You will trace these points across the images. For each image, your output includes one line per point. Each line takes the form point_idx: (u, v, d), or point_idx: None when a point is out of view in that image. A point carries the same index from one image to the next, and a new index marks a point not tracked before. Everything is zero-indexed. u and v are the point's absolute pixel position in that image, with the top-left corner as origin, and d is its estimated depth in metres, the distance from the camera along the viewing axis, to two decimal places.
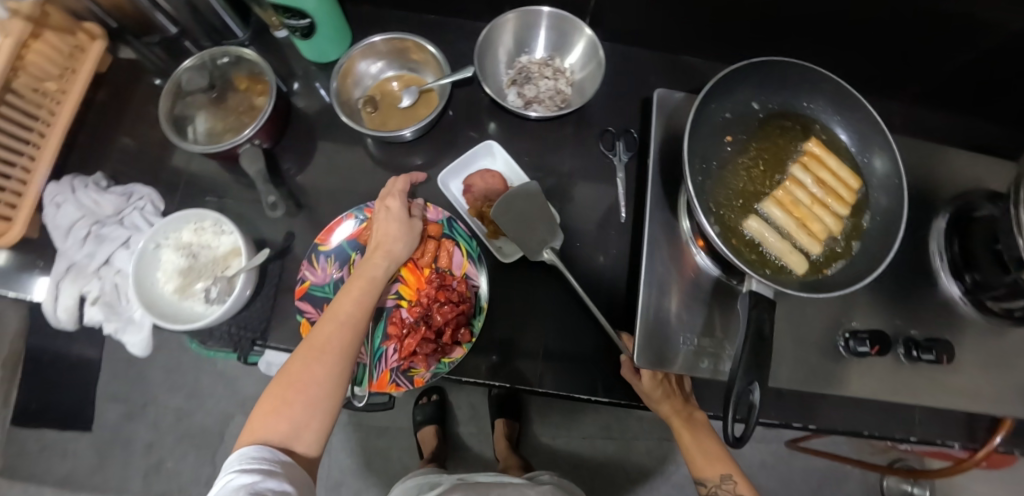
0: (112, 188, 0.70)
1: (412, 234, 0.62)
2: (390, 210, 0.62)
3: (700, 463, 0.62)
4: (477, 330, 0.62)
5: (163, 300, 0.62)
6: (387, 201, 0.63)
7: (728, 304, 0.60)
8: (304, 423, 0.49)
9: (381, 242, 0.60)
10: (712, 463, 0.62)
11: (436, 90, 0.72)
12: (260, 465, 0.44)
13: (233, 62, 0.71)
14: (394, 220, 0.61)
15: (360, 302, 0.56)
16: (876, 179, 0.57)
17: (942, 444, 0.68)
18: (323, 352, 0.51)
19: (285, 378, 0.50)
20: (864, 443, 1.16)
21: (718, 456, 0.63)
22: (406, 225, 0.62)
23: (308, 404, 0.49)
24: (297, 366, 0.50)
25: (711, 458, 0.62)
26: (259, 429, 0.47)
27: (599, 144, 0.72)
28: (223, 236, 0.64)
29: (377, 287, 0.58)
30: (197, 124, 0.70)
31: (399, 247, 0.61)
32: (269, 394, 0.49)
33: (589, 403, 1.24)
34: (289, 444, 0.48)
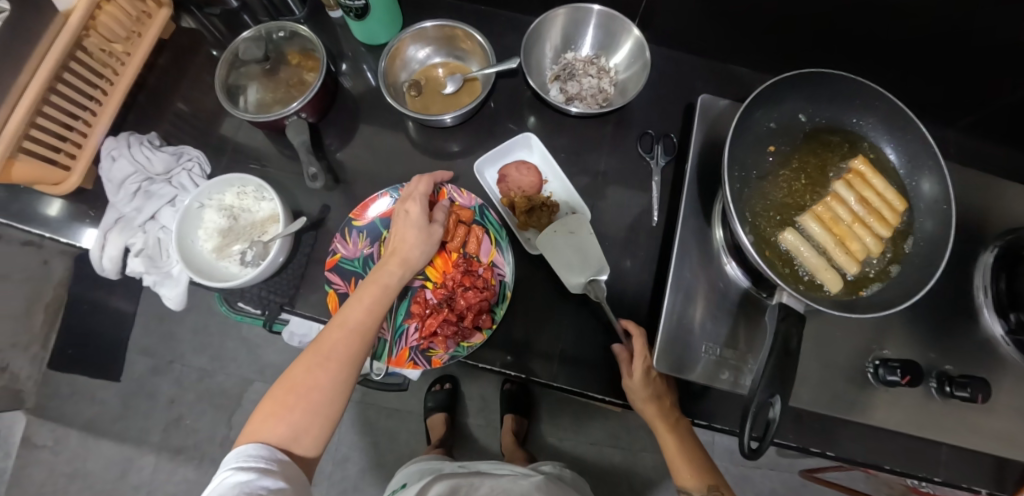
0: (164, 148, 0.74)
1: (431, 244, 0.61)
2: (410, 215, 0.62)
3: (683, 472, 0.62)
4: (498, 317, 0.63)
5: (202, 258, 0.65)
6: (407, 208, 0.62)
7: (755, 316, 0.59)
8: (304, 428, 0.51)
9: (399, 248, 0.60)
10: (696, 471, 0.62)
11: (480, 80, 0.73)
12: (257, 464, 0.47)
13: (288, 38, 0.74)
14: (413, 227, 0.61)
15: (371, 309, 0.56)
16: (923, 203, 0.55)
17: (969, 490, 0.65)
18: (328, 359, 0.53)
19: (289, 382, 0.52)
20: (882, 482, 1.12)
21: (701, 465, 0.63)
22: (424, 234, 0.61)
23: (308, 410, 0.51)
24: (301, 372, 0.52)
25: (694, 468, 0.62)
26: (259, 430, 0.49)
27: (638, 146, 0.72)
28: (263, 202, 0.66)
29: (391, 293, 0.58)
30: (249, 94, 0.72)
31: (415, 254, 0.60)
32: (273, 395, 0.52)
33: (599, 409, 1.23)
34: (289, 446, 0.50)
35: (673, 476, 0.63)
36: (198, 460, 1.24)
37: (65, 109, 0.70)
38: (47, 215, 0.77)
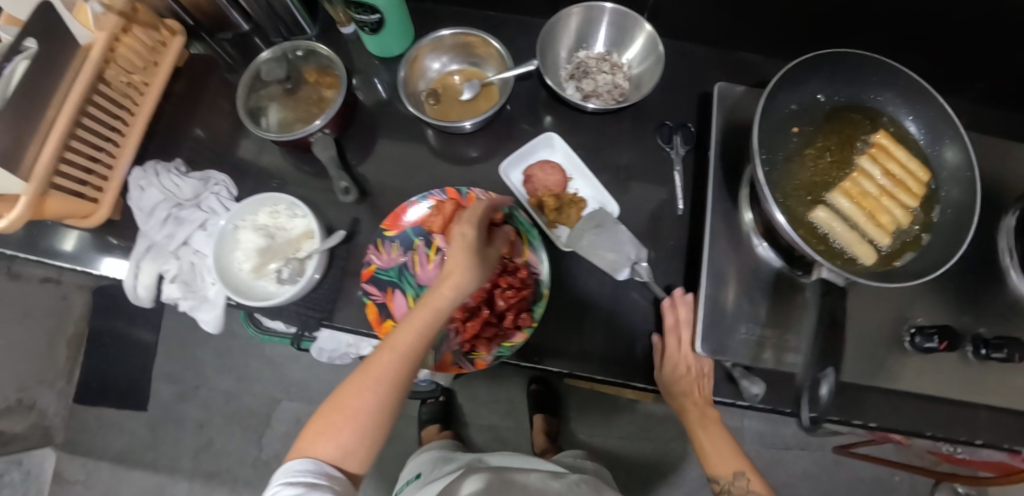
0: (190, 174, 0.75)
1: (482, 270, 0.57)
2: (464, 238, 0.57)
3: (714, 461, 0.64)
4: (538, 315, 0.64)
5: (241, 279, 0.66)
6: (460, 232, 0.57)
7: (791, 294, 0.60)
8: (352, 449, 0.51)
9: (451, 273, 0.55)
10: (726, 463, 0.63)
11: (496, 85, 0.74)
12: (310, 476, 0.48)
13: (305, 56, 0.75)
14: (466, 251, 0.56)
15: (419, 336, 0.54)
16: (945, 171, 0.57)
17: (1008, 452, 0.66)
18: (378, 380, 0.52)
19: (338, 404, 0.52)
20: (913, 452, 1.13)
21: (731, 453, 0.64)
22: (476, 261, 0.56)
23: (356, 430, 0.51)
24: (349, 396, 0.52)
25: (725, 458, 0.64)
26: (310, 447, 0.50)
27: (657, 137, 0.73)
28: (296, 219, 0.67)
29: (440, 318, 0.55)
30: (270, 115, 0.73)
31: (467, 280, 0.55)
32: (321, 417, 0.52)
33: (626, 402, 1.24)
34: (342, 465, 0.50)
35: (706, 466, 0.65)
36: (231, 484, 1.24)
37: (91, 142, 0.71)
38: (61, 249, 0.78)
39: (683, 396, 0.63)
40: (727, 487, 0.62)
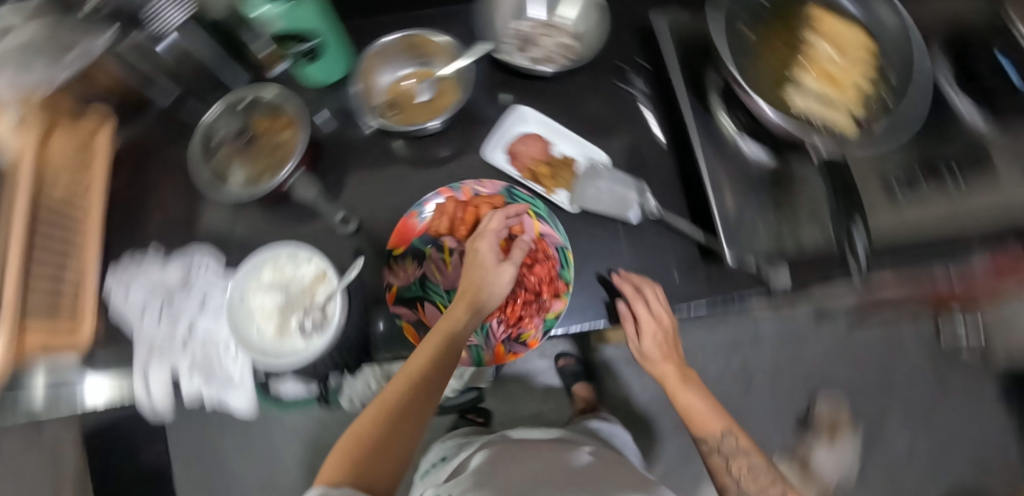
0: (172, 259, 0.71)
1: (504, 281, 0.59)
2: (481, 254, 0.60)
3: (702, 421, 0.70)
4: (570, 278, 0.65)
5: (264, 344, 0.63)
6: (479, 250, 0.60)
7: (787, 180, 0.65)
8: (379, 466, 0.46)
9: (470, 291, 0.57)
10: (712, 422, 0.70)
11: (451, 78, 0.74)
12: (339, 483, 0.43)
13: (252, 105, 0.73)
14: (481, 265, 0.59)
15: (435, 355, 0.54)
16: (884, 32, 0.63)
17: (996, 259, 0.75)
18: (403, 394, 0.51)
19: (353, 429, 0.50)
20: None
21: (716, 414, 0.71)
22: (498, 273, 0.58)
23: (381, 444, 0.48)
24: (366, 416, 0.51)
25: (715, 414, 0.70)
26: (329, 471, 0.45)
27: (615, 80, 0.76)
28: (303, 266, 0.65)
29: (459, 335, 0.55)
30: (235, 174, 0.70)
31: (492, 293, 0.57)
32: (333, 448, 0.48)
33: None
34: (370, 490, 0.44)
35: (694, 431, 0.70)
36: None
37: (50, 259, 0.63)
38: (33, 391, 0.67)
39: (661, 361, 0.74)
40: (716, 450, 0.69)
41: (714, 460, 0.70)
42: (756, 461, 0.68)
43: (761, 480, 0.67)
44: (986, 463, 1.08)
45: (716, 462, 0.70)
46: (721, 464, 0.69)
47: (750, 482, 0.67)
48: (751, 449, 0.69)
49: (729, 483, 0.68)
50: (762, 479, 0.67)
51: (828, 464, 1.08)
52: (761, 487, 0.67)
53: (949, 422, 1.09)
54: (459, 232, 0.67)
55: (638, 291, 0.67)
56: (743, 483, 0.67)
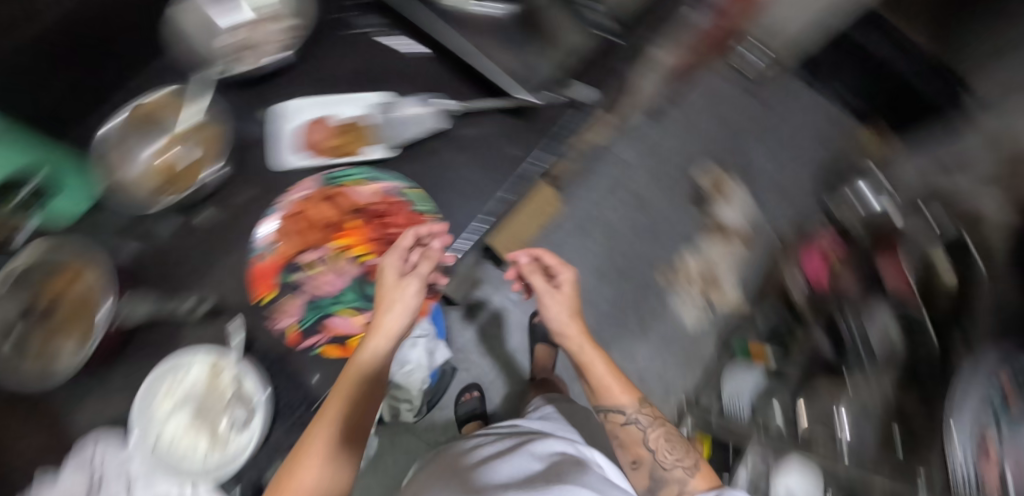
0: (62, 471, 0.65)
1: (408, 309, 0.69)
2: (389, 283, 0.70)
3: (614, 389, 0.77)
4: (427, 207, 0.86)
5: (208, 460, 0.70)
6: (388, 292, 0.69)
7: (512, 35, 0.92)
8: None
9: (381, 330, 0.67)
10: (630, 392, 0.77)
11: (204, 121, 0.79)
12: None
13: (21, 278, 0.67)
14: (391, 293, 0.70)
15: (355, 392, 0.63)
16: None
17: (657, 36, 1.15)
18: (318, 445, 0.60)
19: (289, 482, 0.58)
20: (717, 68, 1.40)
21: (624, 390, 0.77)
22: (404, 306, 0.67)
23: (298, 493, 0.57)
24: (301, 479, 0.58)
25: (622, 385, 0.77)
26: None
27: (338, 31, 0.89)
28: (192, 371, 0.73)
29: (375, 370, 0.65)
30: (65, 350, 0.68)
31: (397, 322, 0.67)
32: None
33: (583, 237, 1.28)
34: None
35: (604, 399, 0.77)
36: None
37: None
38: None
39: (567, 322, 0.80)
40: (638, 420, 0.75)
41: (631, 430, 0.75)
42: (671, 435, 0.75)
43: (682, 461, 0.72)
44: (829, 131, 1.28)
45: (632, 431, 0.75)
46: (637, 434, 0.75)
47: (668, 456, 0.73)
48: (661, 422, 0.76)
49: (648, 460, 0.73)
50: (684, 461, 0.72)
51: (732, 214, 1.23)
52: (678, 473, 0.71)
53: (786, 124, 1.29)
54: (327, 241, 0.82)
55: (564, 267, 0.82)
56: (665, 464, 0.72)
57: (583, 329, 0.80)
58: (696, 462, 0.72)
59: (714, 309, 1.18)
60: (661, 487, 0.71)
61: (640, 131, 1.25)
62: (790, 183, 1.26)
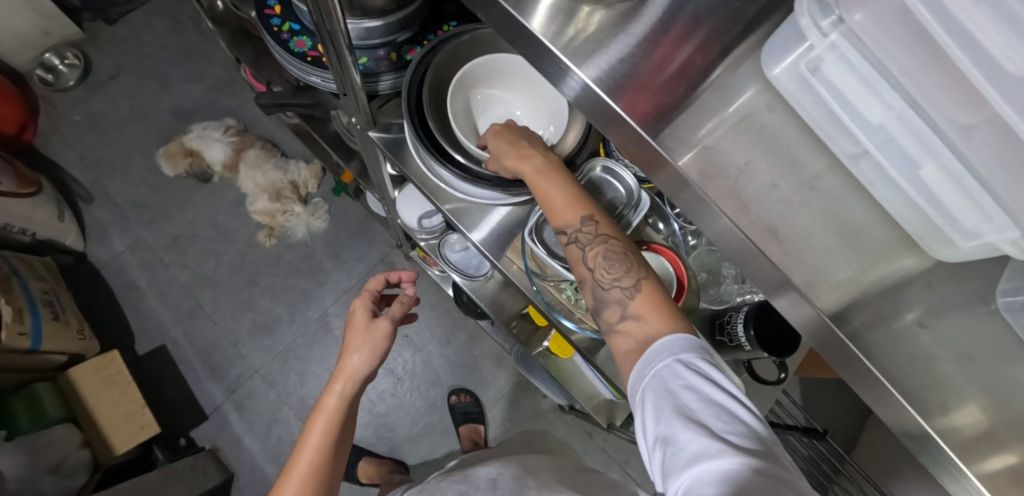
0: None
1: (380, 354, 0.56)
2: (358, 322, 0.57)
3: (555, 210, 0.42)
4: None
5: None
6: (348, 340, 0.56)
7: None
8: None
9: (355, 365, 0.53)
10: (581, 209, 0.42)
11: None
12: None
13: None
14: (366, 332, 0.56)
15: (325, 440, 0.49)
16: None
17: None
18: None
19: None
20: (46, 110, 1.21)
21: (577, 196, 0.42)
22: (376, 347, 0.55)
23: None
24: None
25: (565, 198, 0.42)
26: None
27: None
28: None
29: (340, 418, 0.50)
30: None
31: (361, 363, 0.54)
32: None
33: (198, 307, 1.12)
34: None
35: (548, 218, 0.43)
36: None
37: None
38: None
39: (516, 161, 0.44)
40: (578, 239, 0.41)
41: (571, 251, 0.41)
42: (630, 248, 0.41)
43: (622, 277, 0.40)
44: (171, 38, 1.29)
45: (573, 254, 0.42)
46: (580, 258, 0.41)
47: (614, 275, 0.40)
48: (615, 241, 0.41)
49: (590, 281, 0.41)
50: (624, 279, 0.40)
51: (217, 151, 1.15)
52: (620, 294, 0.39)
53: (148, 72, 1.26)
54: None
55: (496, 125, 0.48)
56: (603, 284, 0.40)
57: (544, 159, 0.44)
58: (640, 276, 0.40)
59: (312, 197, 1.19)
60: (606, 315, 0.40)
61: (102, 224, 1.16)
62: (211, 85, 1.26)
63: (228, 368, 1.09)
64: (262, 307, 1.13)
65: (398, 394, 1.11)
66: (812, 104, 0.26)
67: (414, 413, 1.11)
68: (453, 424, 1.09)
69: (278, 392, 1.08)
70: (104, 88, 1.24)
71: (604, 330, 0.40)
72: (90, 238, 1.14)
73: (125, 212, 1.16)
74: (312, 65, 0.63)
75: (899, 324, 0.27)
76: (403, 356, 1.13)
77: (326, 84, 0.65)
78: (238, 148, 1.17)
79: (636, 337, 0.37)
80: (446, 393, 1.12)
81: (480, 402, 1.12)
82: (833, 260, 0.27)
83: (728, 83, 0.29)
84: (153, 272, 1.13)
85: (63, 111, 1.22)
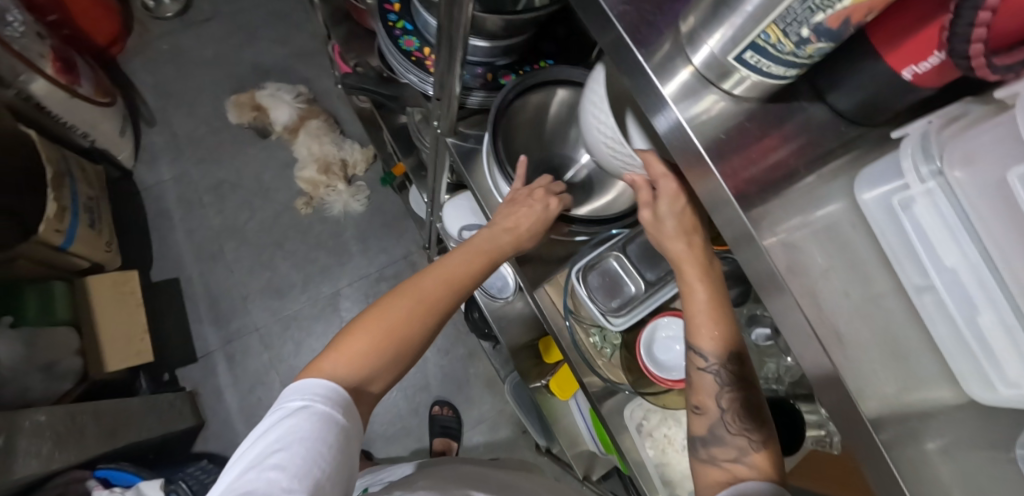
0: None
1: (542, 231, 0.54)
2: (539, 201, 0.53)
3: (706, 328, 0.40)
4: None
5: None
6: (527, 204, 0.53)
7: None
8: (370, 363, 0.42)
9: (526, 232, 0.53)
10: (729, 343, 0.40)
11: None
12: (319, 425, 0.37)
13: None
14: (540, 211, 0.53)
15: (478, 270, 0.50)
16: None
17: (61, 62, 0.97)
18: (426, 303, 0.45)
19: (379, 319, 0.43)
20: (137, 32, 1.28)
21: (731, 325, 0.41)
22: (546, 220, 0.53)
23: (388, 349, 0.43)
24: (402, 311, 0.44)
25: (723, 322, 0.40)
26: (327, 362, 0.41)
27: None
28: None
29: (494, 263, 0.52)
30: None
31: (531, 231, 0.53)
32: (360, 321, 0.43)
33: (219, 250, 1.15)
34: (364, 384, 0.42)
35: (688, 332, 0.41)
36: None
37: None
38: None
39: (687, 256, 0.41)
40: (718, 373, 0.40)
41: (701, 378, 0.41)
42: (757, 396, 0.41)
43: (749, 428, 0.40)
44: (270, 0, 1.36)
45: (702, 381, 0.41)
46: (710, 387, 0.41)
47: (740, 423, 0.40)
48: (748, 386, 0.40)
49: (712, 414, 0.41)
50: (753, 431, 0.39)
51: (284, 113, 1.20)
52: (741, 442, 0.39)
53: (240, 24, 1.33)
54: None
55: (671, 176, 0.41)
56: (729, 426, 0.40)
57: (713, 269, 0.41)
58: (766, 433, 0.40)
59: (357, 179, 1.22)
60: (715, 450, 0.40)
61: (156, 149, 1.20)
62: (295, 51, 1.32)
63: (231, 317, 1.11)
64: (280, 269, 1.15)
65: None
66: (894, 233, 0.29)
67: (393, 412, 1.11)
68: (429, 433, 1.09)
69: (270, 355, 1.09)
70: (197, 28, 1.31)
71: (706, 459, 0.41)
72: (141, 159, 1.18)
73: (181, 144, 1.21)
74: (414, 64, 0.68)
75: (921, 449, 0.29)
76: None
77: (420, 83, 0.69)
78: (303, 115, 1.22)
79: (738, 479, 0.38)
80: (430, 401, 1.12)
81: (461, 420, 1.11)
82: (880, 375, 0.29)
83: (816, 191, 0.33)
84: (187, 206, 1.17)
85: (154, 38, 1.28)
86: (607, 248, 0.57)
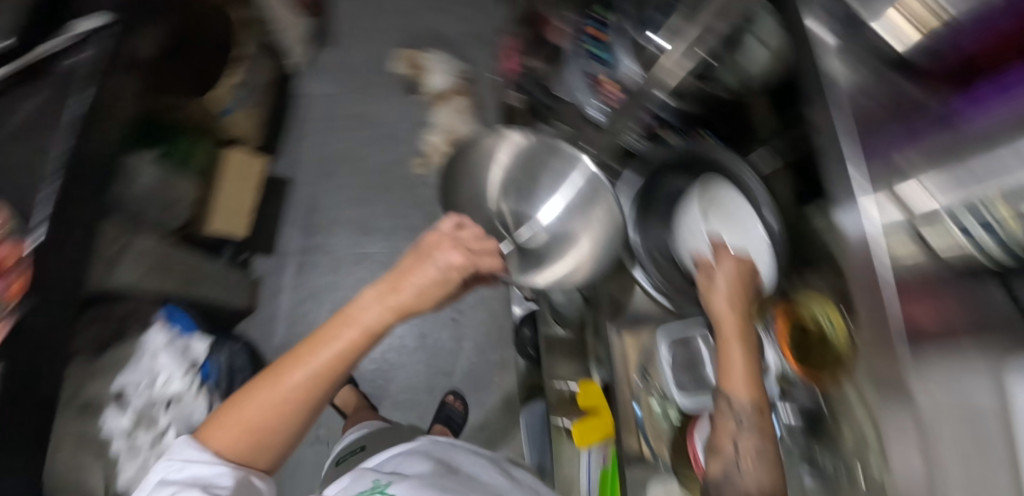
0: None
1: (438, 294, 0.49)
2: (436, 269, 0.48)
3: (738, 372, 0.43)
4: None
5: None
6: (430, 261, 0.48)
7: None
8: (249, 444, 0.41)
9: (416, 297, 0.46)
10: (757, 394, 0.43)
11: None
12: (199, 468, 0.39)
13: None
14: (430, 277, 0.47)
15: (353, 351, 0.42)
16: None
17: None
18: (284, 396, 0.40)
19: (244, 406, 0.40)
20: None
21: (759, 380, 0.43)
22: (436, 290, 0.48)
23: (262, 434, 0.41)
24: (256, 405, 0.40)
25: (755, 376, 0.43)
26: (206, 440, 0.41)
27: None
28: None
29: (376, 337, 0.44)
30: None
31: (423, 300, 0.47)
32: (230, 402, 0.41)
33: (332, 171, 1.24)
34: (247, 464, 0.41)
35: (722, 382, 0.44)
36: None
37: None
38: None
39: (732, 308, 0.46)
40: (738, 417, 0.43)
41: (722, 421, 0.43)
42: (776, 453, 0.42)
43: (764, 480, 0.41)
44: None
45: (724, 424, 0.44)
46: (729, 431, 0.43)
47: (753, 468, 0.41)
48: (769, 442, 0.42)
49: (727, 457, 0.43)
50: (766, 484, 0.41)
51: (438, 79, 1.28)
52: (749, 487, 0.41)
53: None
54: None
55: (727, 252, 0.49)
56: (742, 469, 0.42)
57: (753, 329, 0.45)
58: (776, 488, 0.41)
59: None
60: None
61: (322, 65, 1.33)
62: (470, 31, 1.41)
63: (315, 231, 1.19)
64: (372, 209, 1.21)
65: (413, 357, 1.15)
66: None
67: (409, 381, 1.14)
68: (433, 416, 1.10)
69: (332, 279, 1.15)
70: None
71: None
72: (307, 68, 1.32)
73: (343, 69, 1.33)
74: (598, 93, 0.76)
75: None
76: (440, 332, 1.17)
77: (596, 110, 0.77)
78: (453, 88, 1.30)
79: None
80: (446, 387, 1.14)
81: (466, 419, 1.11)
82: None
83: (961, 354, 0.30)
84: (324, 123, 1.28)
85: None
86: (698, 325, 0.57)
